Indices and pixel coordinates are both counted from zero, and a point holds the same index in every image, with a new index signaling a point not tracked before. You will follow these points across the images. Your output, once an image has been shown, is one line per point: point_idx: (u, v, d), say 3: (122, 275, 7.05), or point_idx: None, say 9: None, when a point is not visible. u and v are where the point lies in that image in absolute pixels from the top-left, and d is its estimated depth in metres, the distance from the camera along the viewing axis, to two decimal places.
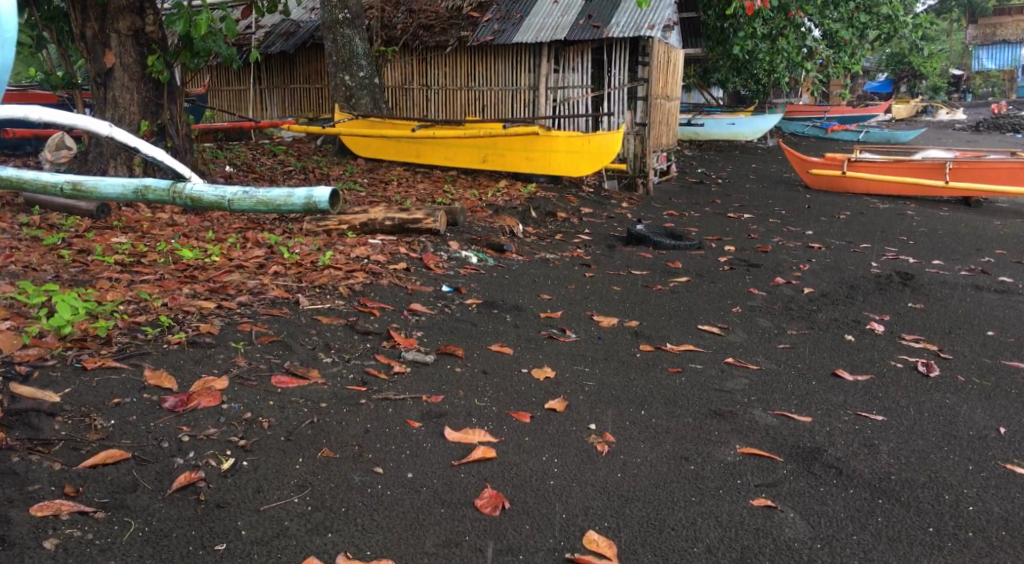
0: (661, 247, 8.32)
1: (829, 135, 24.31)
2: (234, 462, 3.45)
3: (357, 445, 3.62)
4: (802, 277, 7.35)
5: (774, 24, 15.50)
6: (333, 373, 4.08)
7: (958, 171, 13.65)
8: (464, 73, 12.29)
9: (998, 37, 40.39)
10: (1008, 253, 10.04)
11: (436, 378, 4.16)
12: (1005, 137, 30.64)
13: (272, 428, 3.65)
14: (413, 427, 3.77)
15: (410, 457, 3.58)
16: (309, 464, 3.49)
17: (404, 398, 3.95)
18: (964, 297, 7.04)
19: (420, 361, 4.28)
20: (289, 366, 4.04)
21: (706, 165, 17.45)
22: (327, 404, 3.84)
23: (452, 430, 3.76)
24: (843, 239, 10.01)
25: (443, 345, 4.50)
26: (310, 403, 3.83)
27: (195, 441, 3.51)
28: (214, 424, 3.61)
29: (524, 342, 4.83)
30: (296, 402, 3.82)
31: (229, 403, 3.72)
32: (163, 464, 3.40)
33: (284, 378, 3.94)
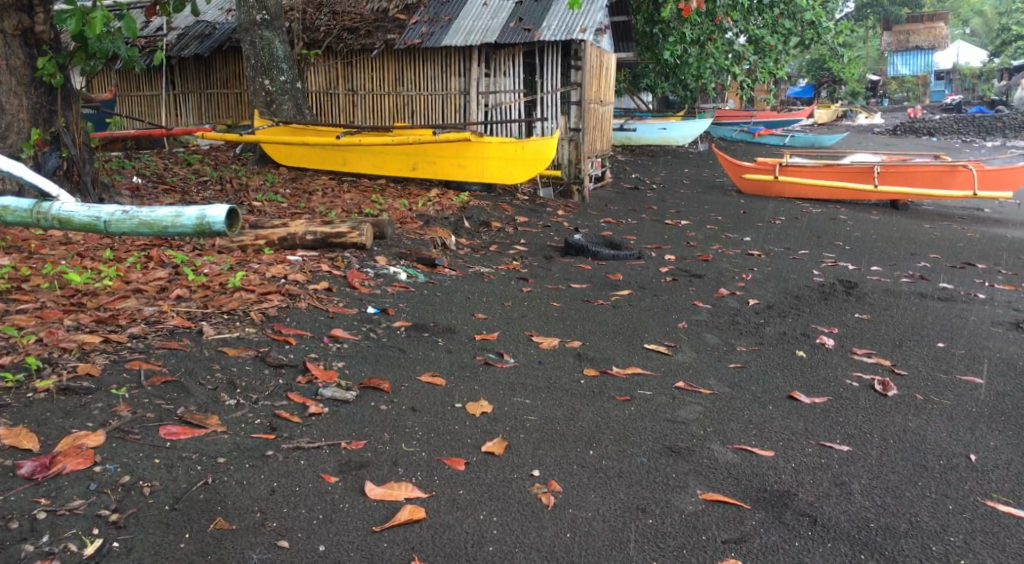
0: (600, 257, 7.96)
1: (757, 139, 24.40)
2: (102, 544, 3.00)
3: (260, 512, 3.19)
4: (747, 288, 7.06)
5: (701, 30, 15.30)
6: (235, 419, 3.66)
7: (886, 174, 13.78)
8: (391, 77, 11.80)
9: (913, 44, 41.45)
10: (943, 257, 9.97)
11: (355, 420, 3.73)
12: (922, 140, 31.33)
13: (156, 495, 3.20)
14: (328, 482, 3.35)
15: (323, 525, 3.15)
16: (198, 542, 3.05)
17: (319, 446, 3.54)
18: (911, 305, 6.82)
19: (340, 398, 3.85)
20: (182, 414, 3.60)
21: (640, 170, 17.24)
22: (225, 461, 3.40)
23: (374, 487, 3.34)
24: (782, 245, 9.81)
25: (368, 378, 4.06)
26: (205, 460, 3.39)
27: (54, 518, 3.05)
28: (81, 494, 3.15)
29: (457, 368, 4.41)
30: (187, 459, 3.38)
31: (102, 465, 3.28)
32: (10, 551, 2.93)
33: (175, 430, 3.51)
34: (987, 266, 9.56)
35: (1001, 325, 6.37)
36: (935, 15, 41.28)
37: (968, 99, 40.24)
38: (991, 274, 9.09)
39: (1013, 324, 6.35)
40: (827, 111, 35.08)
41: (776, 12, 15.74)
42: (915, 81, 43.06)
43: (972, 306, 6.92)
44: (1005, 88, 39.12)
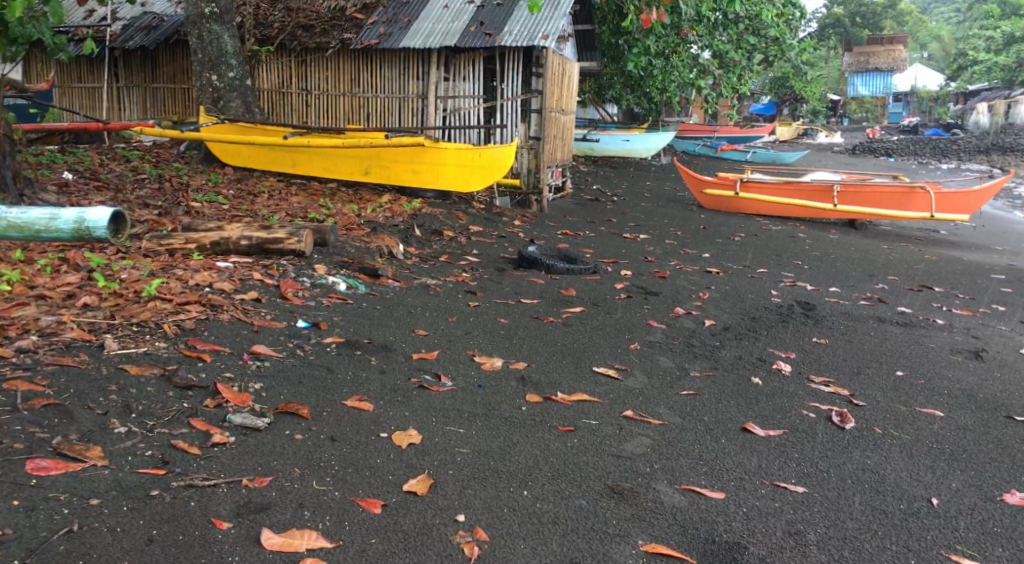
0: (553, 271, 7.67)
1: (719, 154, 24.33)
2: None
3: None
4: (703, 307, 6.81)
5: (665, 43, 15.20)
6: (122, 450, 3.47)
7: (846, 194, 13.67)
8: (347, 78, 11.42)
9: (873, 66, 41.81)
10: (901, 279, 9.82)
11: (259, 451, 3.54)
12: (880, 161, 31.58)
13: (7, 545, 3.01)
14: (220, 528, 3.17)
15: None
16: None
17: (215, 484, 3.35)
18: (870, 330, 6.59)
19: (251, 426, 3.67)
20: (58, 446, 3.41)
21: (602, 182, 17.03)
22: (98, 503, 3.21)
23: (271, 534, 3.15)
24: (740, 262, 9.60)
25: (287, 402, 3.87)
26: (75, 502, 3.20)
27: None
28: None
29: (386, 399, 4.06)
30: (56, 498, 3.21)
31: None
32: None
33: (44, 465, 3.32)
34: (945, 290, 9.42)
35: (961, 352, 6.15)
36: (894, 37, 41.84)
37: (924, 122, 40.75)
38: (948, 298, 8.94)
39: (972, 352, 6.11)
40: (789, 129, 35.30)
41: (740, 27, 15.67)
42: (873, 102, 43.50)
43: (931, 331, 6.70)
44: (960, 113, 39.65)
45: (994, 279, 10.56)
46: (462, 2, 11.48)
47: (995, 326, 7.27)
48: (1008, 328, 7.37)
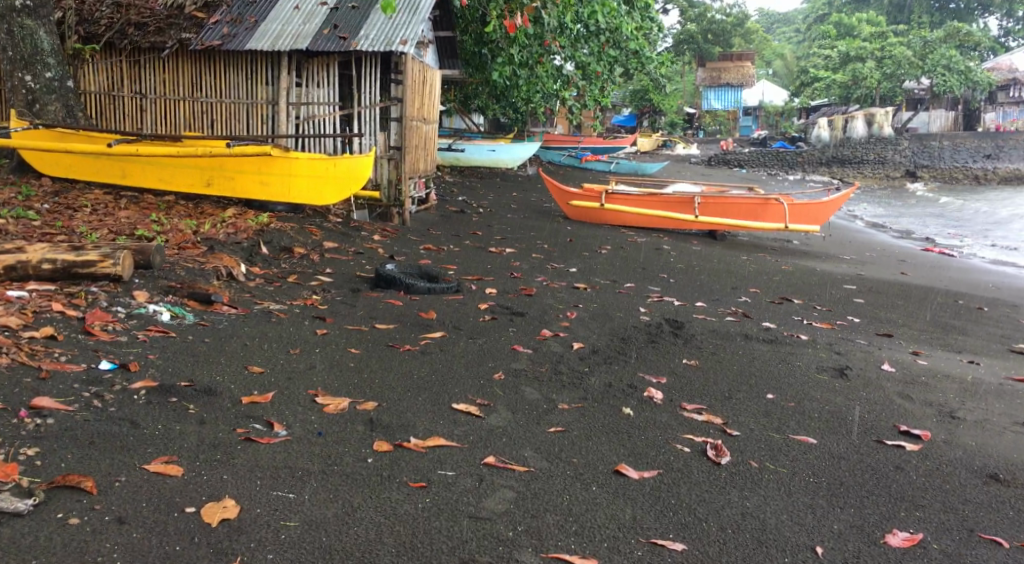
0: (413, 290, 7.13)
1: (583, 164, 24.37)
2: None
3: None
4: (570, 329, 6.41)
5: (530, 53, 14.74)
6: None
7: (707, 205, 13.75)
8: (187, 81, 10.51)
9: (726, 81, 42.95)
10: (763, 291, 9.75)
11: (14, 547, 2.97)
12: (734, 171, 32.55)
13: None
14: None
15: None
16: None
17: None
18: (739, 348, 6.33)
19: (9, 511, 3.07)
20: None
21: (467, 193, 16.59)
22: None
23: None
24: (606, 277, 9.31)
25: (66, 473, 3.29)
26: None
27: None
28: None
29: (197, 462, 3.46)
30: None
31: None
32: None
33: None
34: (805, 302, 9.40)
35: (830, 369, 5.95)
36: (742, 55, 42.62)
37: (773, 135, 42.37)
38: (809, 311, 8.89)
39: (841, 369, 5.93)
40: (648, 140, 36.06)
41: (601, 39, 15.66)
42: (726, 116, 44.98)
43: (799, 347, 6.49)
44: (802, 126, 42.38)
45: (849, 289, 10.67)
46: (315, 4, 10.78)
47: (858, 340, 7.18)
48: (869, 341, 7.30)
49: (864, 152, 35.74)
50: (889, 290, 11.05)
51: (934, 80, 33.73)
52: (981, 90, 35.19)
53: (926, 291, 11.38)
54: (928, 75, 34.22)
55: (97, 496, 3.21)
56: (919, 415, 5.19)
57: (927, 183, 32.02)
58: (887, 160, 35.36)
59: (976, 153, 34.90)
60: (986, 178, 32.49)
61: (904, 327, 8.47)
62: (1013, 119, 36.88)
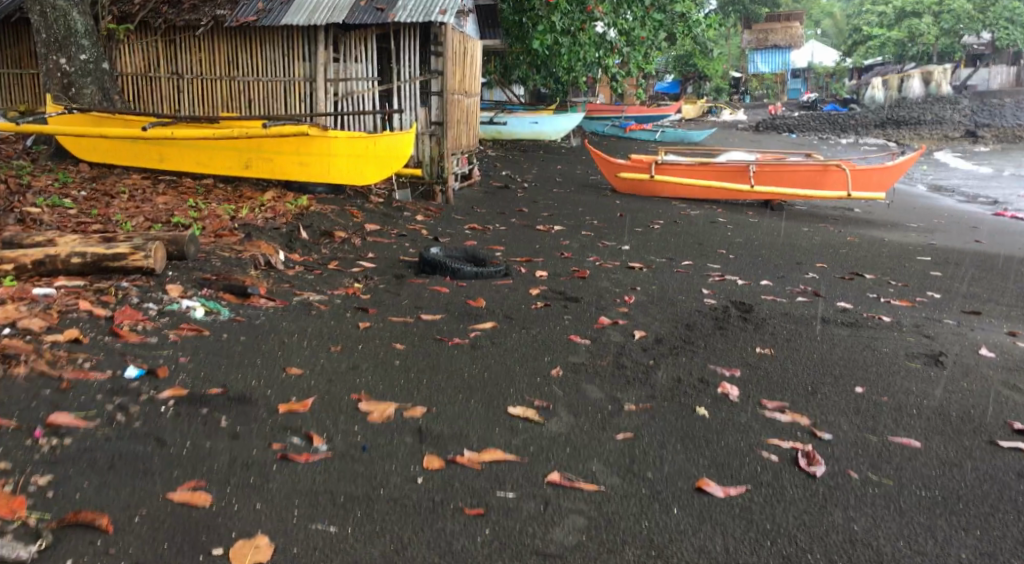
0: (459, 275, 6.73)
1: (628, 133, 23.76)
2: None
3: None
4: (630, 316, 5.96)
5: (571, 19, 14.30)
6: None
7: (762, 173, 13.17)
8: (223, 60, 10.16)
9: (772, 42, 42.37)
10: (831, 266, 9.20)
11: None
12: (783, 136, 31.62)
13: None
14: None
15: None
16: None
17: None
18: (816, 332, 5.84)
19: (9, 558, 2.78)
20: None
21: (511, 167, 16.12)
22: None
23: None
24: (663, 254, 8.83)
25: (79, 509, 3.00)
26: None
27: None
28: None
29: (226, 490, 3.17)
30: None
31: None
32: None
33: None
34: (877, 276, 8.84)
35: (920, 356, 5.44)
36: (790, 15, 41.62)
37: (822, 98, 41.15)
38: (882, 287, 8.32)
39: (934, 356, 5.41)
40: (695, 107, 35.16)
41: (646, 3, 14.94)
42: (774, 79, 43.75)
43: (881, 331, 5.97)
44: (854, 87, 41.09)
45: (921, 261, 10.06)
46: None
47: (943, 320, 6.64)
48: (955, 321, 6.75)
49: (921, 112, 34.53)
50: (964, 260, 10.42)
51: (995, 34, 32.26)
52: None
53: (1003, 261, 10.72)
54: (988, 30, 32.76)
55: (113, 536, 2.92)
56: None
57: (988, 142, 30.78)
58: (944, 119, 34.06)
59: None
60: None
61: (988, 304, 7.89)
62: None
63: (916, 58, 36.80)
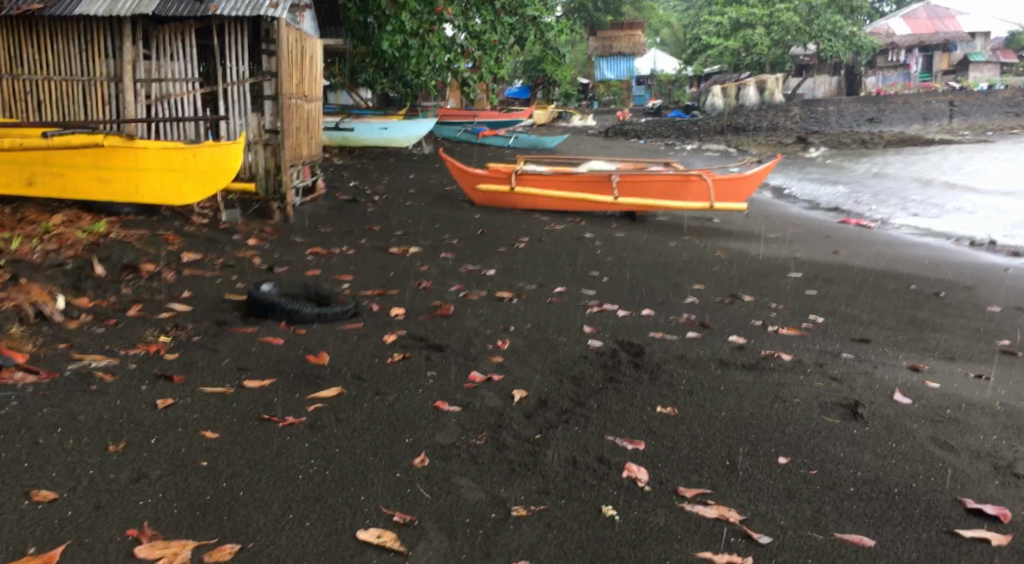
0: (297, 319, 5.58)
1: (481, 140, 22.96)
2: None
3: None
4: (505, 369, 4.99)
5: (420, 20, 13.13)
6: None
7: (624, 184, 12.54)
8: (4, 55, 8.52)
9: (616, 50, 42.24)
10: (708, 286, 8.54)
11: None
12: (632, 143, 31.60)
13: None
14: None
15: None
16: None
17: None
18: (718, 380, 5.02)
19: None
20: None
21: (360, 177, 14.91)
22: None
23: None
24: (529, 279, 7.91)
25: None
26: None
27: None
28: None
29: None
30: None
31: None
32: None
33: None
34: (756, 298, 8.23)
35: (836, 407, 4.67)
36: (633, 23, 42.07)
37: (667, 105, 41.68)
38: (763, 312, 7.67)
39: (852, 408, 4.66)
40: (546, 113, 34.68)
41: (495, 7, 14.19)
42: (620, 85, 44.02)
43: (787, 375, 5.20)
44: (696, 94, 41.89)
45: (792, 278, 9.58)
46: None
47: (841, 354, 5.98)
48: (854, 355, 6.10)
49: (757, 119, 35.52)
50: (831, 275, 10.04)
51: (819, 46, 33.79)
52: (867, 53, 35.23)
53: (867, 274, 10.43)
54: (815, 41, 34.01)
55: None
56: (974, 476, 3.96)
57: (818, 148, 31.89)
58: (777, 126, 35.57)
59: (859, 117, 36.38)
60: (872, 141, 32.72)
61: (873, 329, 7.35)
62: (892, 83, 39.17)
63: (752, 67, 37.82)
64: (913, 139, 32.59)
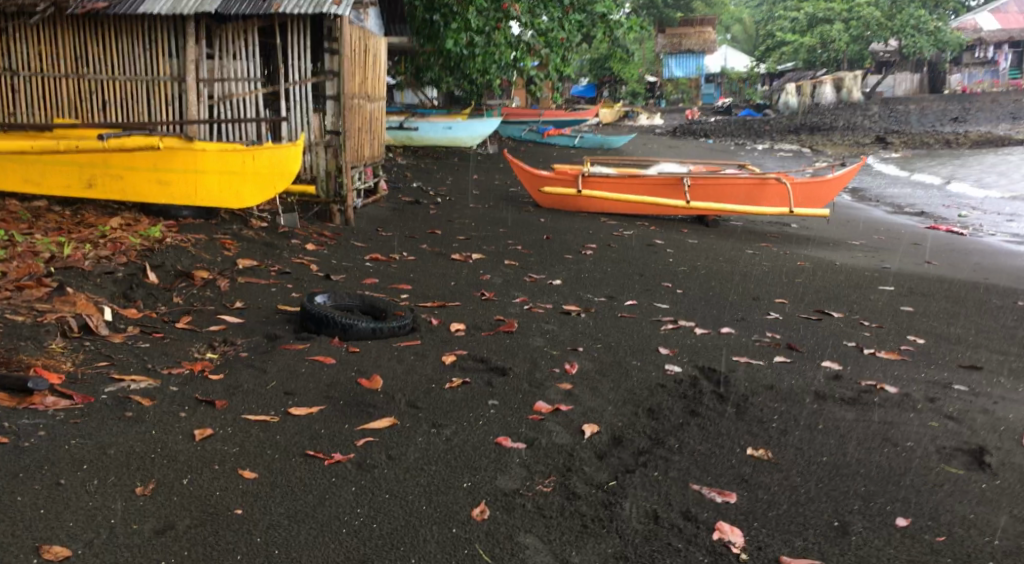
0: (352, 334, 5.19)
1: (546, 139, 22.47)
2: None
3: None
4: (576, 399, 4.52)
5: (486, 17, 12.77)
6: None
7: (696, 188, 11.95)
8: (69, 54, 8.19)
9: (686, 46, 41.23)
10: (792, 301, 7.96)
11: None
12: (702, 143, 30.73)
13: None
14: None
15: None
16: None
17: None
18: (816, 418, 4.53)
19: None
20: None
21: (423, 177, 14.55)
22: None
23: None
24: (600, 291, 7.43)
25: None
26: None
27: None
28: None
29: None
30: None
31: None
32: None
33: None
34: (846, 315, 7.64)
35: (957, 453, 4.21)
36: (704, 19, 41.18)
37: (737, 103, 40.60)
38: (855, 332, 7.07)
39: (976, 456, 4.19)
40: (613, 111, 34.00)
41: (564, 4, 13.66)
42: (688, 83, 42.96)
43: (895, 412, 4.70)
44: (768, 93, 40.74)
45: (883, 292, 8.95)
46: None
47: (952, 386, 5.47)
48: (967, 387, 5.53)
49: (833, 118, 34.34)
50: (925, 289, 9.37)
51: (900, 42, 32.41)
52: (951, 50, 33.73)
53: (964, 288, 9.72)
54: (895, 38, 32.71)
55: None
56: None
57: (898, 148, 30.65)
58: (854, 125, 34.45)
59: (941, 116, 34.94)
60: (957, 141, 31.33)
61: (980, 354, 6.72)
62: (978, 80, 37.47)
63: (827, 64, 36.61)
64: (1001, 139, 31.09)
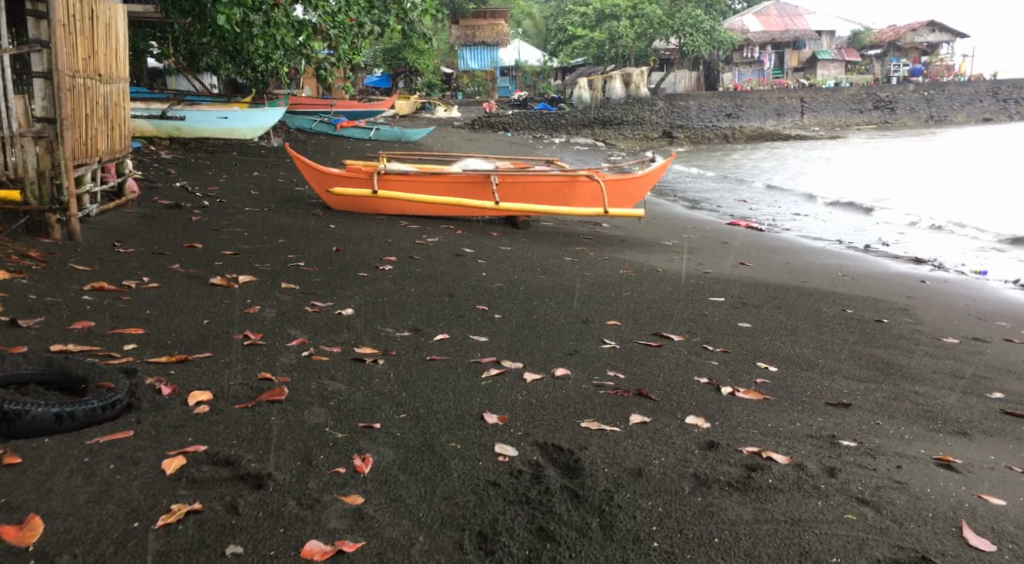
0: (19, 427, 3.35)
1: (338, 131, 20.51)
2: None
3: None
4: (369, 527, 3.05)
5: None
6: None
7: (504, 187, 10.59)
8: None
9: (478, 39, 40.13)
10: (626, 323, 6.75)
11: None
12: (500, 136, 29.75)
13: None
14: None
15: None
16: None
17: None
18: (705, 525, 3.24)
19: None
20: None
21: (189, 175, 12.36)
22: None
23: None
24: (401, 323, 5.87)
25: None
26: None
27: None
28: None
29: None
30: None
31: None
32: None
33: None
34: (685, 337, 6.50)
35: None
36: (494, 12, 40.39)
37: (532, 96, 40.03)
38: (703, 362, 5.89)
39: None
40: (408, 103, 32.38)
41: None
42: (484, 76, 41.22)
43: (800, 502, 3.46)
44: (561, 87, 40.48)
45: (714, 304, 7.97)
46: None
47: (840, 440, 4.31)
48: (859, 441, 4.43)
49: (623, 112, 34.37)
50: (754, 298, 8.51)
51: (681, 40, 33.03)
52: (727, 48, 34.79)
53: (790, 294, 8.99)
54: (675, 36, 33.39)
55: None
56: None
57: (684, 142, 31.00)
58: (643, 120, 34.70)
59: (719, 111, 36.12)
60: (736, 136, 32.18)
61: (841, 382, 5.73)
62: (749, 79, 39.18)
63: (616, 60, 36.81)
64: (775, 135, 32.25)
